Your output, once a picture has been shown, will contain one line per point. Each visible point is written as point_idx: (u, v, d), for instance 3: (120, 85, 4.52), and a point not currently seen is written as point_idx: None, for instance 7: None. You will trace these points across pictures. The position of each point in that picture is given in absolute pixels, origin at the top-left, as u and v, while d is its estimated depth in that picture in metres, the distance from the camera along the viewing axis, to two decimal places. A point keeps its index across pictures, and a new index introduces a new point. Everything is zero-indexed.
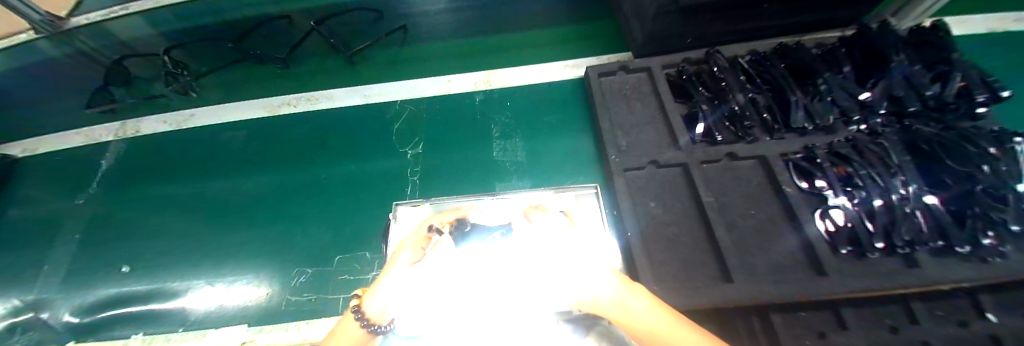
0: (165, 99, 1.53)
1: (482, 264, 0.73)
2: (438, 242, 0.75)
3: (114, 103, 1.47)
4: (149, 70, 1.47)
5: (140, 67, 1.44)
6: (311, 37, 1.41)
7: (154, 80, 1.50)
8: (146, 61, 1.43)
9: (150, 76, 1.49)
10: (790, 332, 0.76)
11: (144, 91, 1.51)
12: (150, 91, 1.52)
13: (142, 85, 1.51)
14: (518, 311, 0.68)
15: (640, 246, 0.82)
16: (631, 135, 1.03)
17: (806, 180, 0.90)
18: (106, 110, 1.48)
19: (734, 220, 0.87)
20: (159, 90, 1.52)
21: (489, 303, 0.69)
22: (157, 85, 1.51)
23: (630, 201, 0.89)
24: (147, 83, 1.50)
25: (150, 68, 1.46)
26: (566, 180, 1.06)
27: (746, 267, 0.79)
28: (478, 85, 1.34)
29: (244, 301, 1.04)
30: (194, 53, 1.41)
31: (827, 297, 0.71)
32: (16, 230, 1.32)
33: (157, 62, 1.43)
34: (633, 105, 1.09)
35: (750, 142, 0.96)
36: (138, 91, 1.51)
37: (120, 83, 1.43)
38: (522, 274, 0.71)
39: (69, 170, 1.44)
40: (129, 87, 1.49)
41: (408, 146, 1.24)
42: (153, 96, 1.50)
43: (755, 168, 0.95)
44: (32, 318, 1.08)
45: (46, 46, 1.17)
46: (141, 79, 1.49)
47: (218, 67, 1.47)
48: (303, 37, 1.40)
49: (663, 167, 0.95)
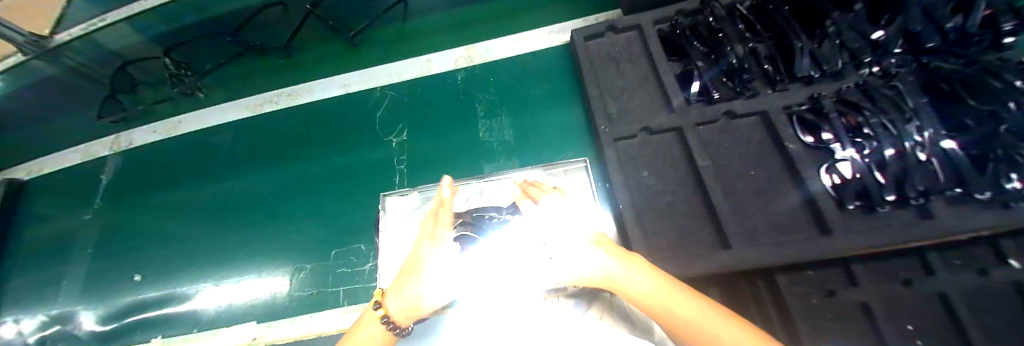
0: (173, 100, 1.43)
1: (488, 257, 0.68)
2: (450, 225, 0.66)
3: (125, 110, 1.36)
4: (154, 77, 1.29)
5: (146, 74, 1.26)
6: (307, 26, 1.14)
7: (162, 85, 1.34)
8: (150, 66, 1.22)
9: (156, 82, 1.31)
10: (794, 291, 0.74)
11: (155, 94, 1.38)
12: (158, 95, 1.39)
13: (148, 90, 1.34)
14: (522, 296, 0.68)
15: (634, 216, 0.78)
16: (621, 101, 0.96)
17: (812, 133, 0.83)
18: (116, 119, 1.39)
19: (732, 183, 0.82)
20: (165, 92, 1.38)
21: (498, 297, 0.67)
22: (165, 88, 1.36)
23: (622, 173, 0.84)
24: (152, 87, 1.33)
25: (156, 74, 1.27)
26: (556, 156, 1.02)
27: (746, 232, 0.75)
28: (459, 62, 1.28)
29: (249, 301, 1.07)
30: (194, 52, 1.19)
31: (830, 256, 0.69)
32: (34, 248, 1.37)
33: (159, 66, 1.23)
34: (623, 68, 1.02)
35: (749, 97, 0.88)
36: (146, 95, 1.36)
37: (127, 90, 1.26)
38: (535, 261, 0.68)
39: (74, 188, 1.47)
40: (138, 94, 1.35)
41: (392, 134, 1.21)
42: (163, 99, 1.41)
43: (755, 126, 0.88)
44: (61, 329, 1.16)
45: (44, 66, 1.04)
46: (146, 85, 1.32)
47: (221, 63, 1.25)
48: (298, 26, 1.13)
49: (655, 134, 0.89)
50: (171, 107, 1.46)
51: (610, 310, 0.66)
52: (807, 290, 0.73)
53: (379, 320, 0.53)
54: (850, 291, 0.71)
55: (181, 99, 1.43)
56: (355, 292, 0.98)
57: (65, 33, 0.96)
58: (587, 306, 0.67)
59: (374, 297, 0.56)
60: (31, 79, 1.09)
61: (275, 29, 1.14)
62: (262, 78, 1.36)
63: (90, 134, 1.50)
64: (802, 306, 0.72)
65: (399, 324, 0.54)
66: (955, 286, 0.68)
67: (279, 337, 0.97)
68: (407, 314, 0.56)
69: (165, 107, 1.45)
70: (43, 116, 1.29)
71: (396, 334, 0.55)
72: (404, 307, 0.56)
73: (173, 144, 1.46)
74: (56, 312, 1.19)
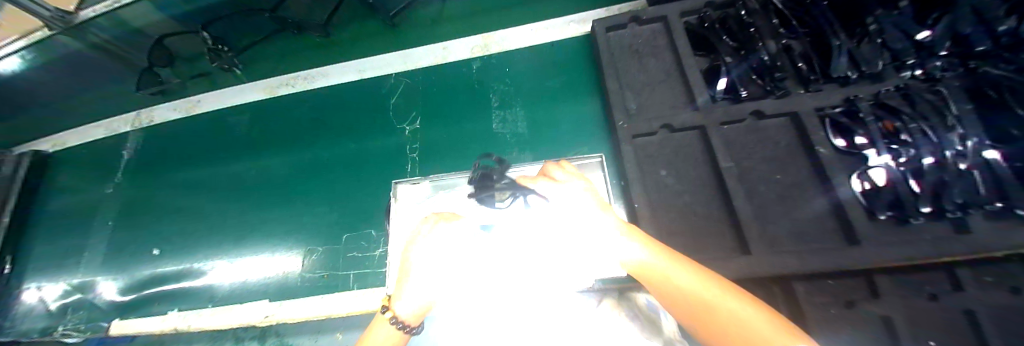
0: (211, 76, 1.41)
1: (479, 259, 0.79)
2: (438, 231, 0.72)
3: (161, 85, 1.37)
4: (190, 51, 1.27)
5: (182, 47, 1.25)
6: (344, 2, 1.07)
7: (199, 58, 1.32)
8: (188, 40, 1.20)
9: (191, 56, 1.30)
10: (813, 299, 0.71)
11: (191, 69, 1.37)
12: (193, 70, 1.37)
13: (184, 65, 1.33)
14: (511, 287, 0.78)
15: (650, 216, 0.76)
16: (643, 96, 0.92)
17: (846, 138, 0.78)
18: (155, 92, 1.40)
19: (756, 187, 0.78)
20: (203, 67, 1.37)
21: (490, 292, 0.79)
22: (202, 64, 1.34)
23: (639, 171, 0.81)
24: (189, 62, 1.32)
25: (193, 49, 1.26)
26: (570, 150, 0.99)
27: (769, 239, 0.72)
28: (474, 50, 1.25)
29: (258, 279, 1.09)
30: (231, 29, 1.15)
31: (856, 268, 0.66)
32: (58, 219, 1.42)
33: (196, 41, 1.21)
34: (645, 62, 0.97)
35: (780, 96, 0.82)
36: (185, 68, 1.35)
37: (164, 64, 1.26)
38: (517, 261, 0.79)
39: (97, 162, 1.51)
40: (174, 69, 1.34)
41: (405, 121, 1.20)
42: (200, 74, 1.39)
43: (783, 127, 0.83)
44: (82, 298, 1.21)
45: (69, 42, 1.07)
46: (181, 60, 1.31)
47: (257, 41, 1.22)
48: (335, 6, 1.06)
49: (677, 132, 0.85)
50: (206, 84, 1.46)
51: (620, 304, 0.78)
52: (828, 301, 0.70)
53: (389, 320, 0.61)
54: (873, 305, 0.68)
55: (217, 74, 1.40)
56: (365, 277, 0.99)
57: (88, 10, 0.98)
58: (600, 300, 0.81)
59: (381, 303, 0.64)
60: (57, 55, 1.11)
61: (311, 4, 1.07)
62: (293, 57, 1.32)
63: (112, 111, 1.53)
64: (822, 315, 0.69)
65: (409, 324, 0.62)
66: (985, 304, 0.65)
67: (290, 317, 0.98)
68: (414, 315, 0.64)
69: (201, 82, 1.44)
70: (69, 89, 1.31)
71: (406, 332, 0.62)
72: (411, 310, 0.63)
73: (191, 123, 1.48)
74: (78, 281, 1.24)
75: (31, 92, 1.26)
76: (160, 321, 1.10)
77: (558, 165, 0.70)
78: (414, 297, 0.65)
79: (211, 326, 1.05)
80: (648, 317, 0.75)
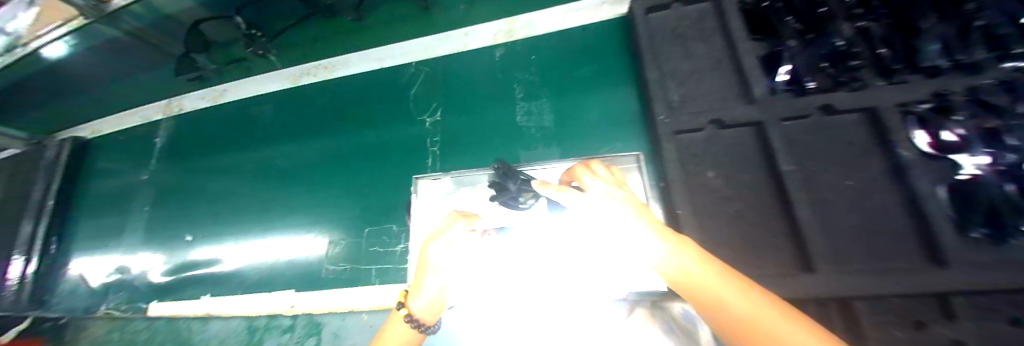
0: (249, 62, 1.38)
1: (499, 257, 0.78)
2: (460, 232, 0.66)
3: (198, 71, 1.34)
4: (224, 35, 1.24)
5: (216, 31, 1.21)
6: None
7: (234, 42, 1.28)
8: (222, 24, 1.17)
9: (226, 41, 1.27)
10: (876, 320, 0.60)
11: (226, 55, 1.35)
12: (229, 56, 1.35)
13: (221, 50, 1.31)
14: (531, 289, 0.76)
15: (694, 225, 0.70)
16: (688, 86, 0.82)
17: (930, 134, 0.66)
18: (193, 76, 1.38)
19: (823, 193, 0.68)
20: (239, 51, 1.33)
21: (512, 294, 0.77)
22: (237, 49, 1.32)
23: (682, 173, 0.74)
24: (225, 47, 1.30)
25: (228, 33, 1.23)
26: (602, 148, 0.91)
27: (836, 255, 0.64)
28: (498, 36, 1.17)
29: (292, 258, 1.10)
30: (260, 13, 1.13)
31: (936, 291, 0.58)
32: (102, 201, 1.52)
33: (231, 26, 1.18)
34: (692, 47, 0.86)
35: (857, 88, 0.71)
36: (221, 54, 1.33)
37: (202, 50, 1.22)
38: (539, 264, 0.77)
39: (135, 148, 1.58)
40: (211, 54, 1.32)
41: (425, 113, 1.15)
42: (238, 59, 1.36)
43: (856, 125, 0.72)
44: (120, 279, 1.30)
45: (105, 29, 1.08)
46: (217, 45, 1.29)
47: (291, 25, 1.17)
48: None
49: (727, 128, 0.76)
50: (242, 70, 1.44)
51: (655, 316, 0.70)
52: (891, 322, 0.59)
53: (403, 319, 0.61)
54: (947, 328, 0.57)
55: (253, 60, 1.38)
56: (387, 272, 0.97)
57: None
58: (632, 310, 0.71)
59: (397, 299, 0.63)
60: (97, 41, 1.13)
61: None
62: (321, 46, 1.29)
63: (146, 99, 1.58)
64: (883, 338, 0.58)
65: (423, 322, 0.61)
66: None
67: (312, 309, 0.98)
68: (429, 313, 0.63)
69: (238, 68, 1.42)
70: (105, 76, 1.35)
71: (421, 331, 0.61)
72: (427, 309, 0.62)
73: (219, 111, 1.50)
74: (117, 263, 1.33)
75: (74, 77, 1.32)
76: (194, 305, 1.15)
77: (586, 165, 0.60)
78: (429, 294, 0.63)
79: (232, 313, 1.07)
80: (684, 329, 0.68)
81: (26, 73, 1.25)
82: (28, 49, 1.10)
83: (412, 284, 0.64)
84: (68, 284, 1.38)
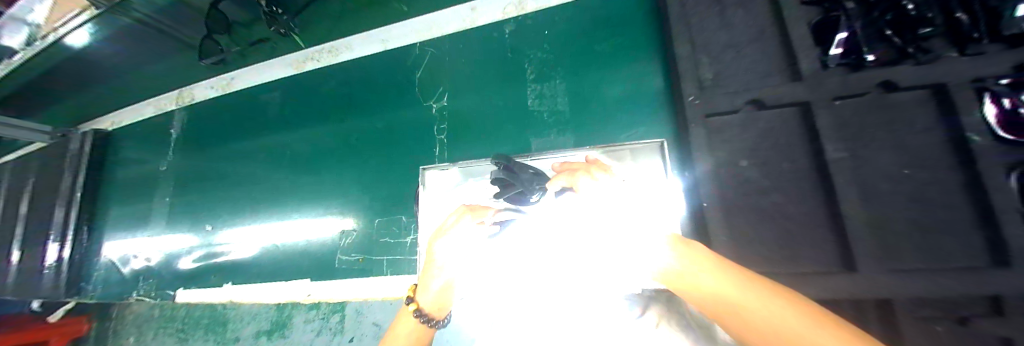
0: (269, 43, 1.31)
1: None
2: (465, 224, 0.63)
3: (222, 53, 1.30)
4: (242, 13, 1.15)
5: (236, 9, 1.13)
6: None
7: (256, 20, 1.20)
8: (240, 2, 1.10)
9: (247, 19, 1.19)
10: (919, 322, 0.52)
11: (247, 36, 1.27)
12: (250, 36, 1.28)
13: (241, 31, 1.25)
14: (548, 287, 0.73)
15: (723, 217, 0.65)
16: (722, 61, 0.73)
17: (996, 102, 0.54)
18: (217, 61, 1.34)
19: (871, 183, 0.59)
20: (262, 31, 1.25)
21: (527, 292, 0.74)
22: (259, 29, 1.24)
23: (712, 160, 0.69)
24: (246, 28, 1.23)
25: (247, 10, 1.14)
26: (621, 133, 0.85)
27: (888, 253, 0.56)
28: (508, 9, 1.07)
29: (310, 236, 1.12)
30: None
31: (1003, 297, 0.49)
32: (128, 191, 1.58)
33: (251, 3, 1.10)
34: (727, 17, 0.76)
35: (925, 61, 0.59)
36: (242, 36, 1.27)
37: (221, 30, 1.17)
38: None
39: (153, 139, 1.61)
40: (232, 35, 1.25)
41: (432, 98, 1.09)
42: (257, 41, 1.29)
43: (919, 104, 0.60)
44: (148, 267, 1.39)
45: (114, 18, 1.07)
46: (238, 25, 1.22)
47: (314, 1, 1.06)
48: None
49: (769, 109, 0.68)
50: (269, 51, 1.36)
51: (671, 316, 0.68)
52: (931, 316, 0.52)
53: (412, 314, 0.58)
54: (994, 322, 0.49)
55: (274, 41, 1.29)
56: (397, 263, 0.96)
57: None
58: (646, 309, 0.70)
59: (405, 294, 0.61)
60: (112, 30, 1.13)
61: None
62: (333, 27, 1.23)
63: (159, 89, 1.59)
64: (926, 339, 0.51)
65: (432, 317, 0.59)
66: None
67: (328, 298, 1.01)
68: (438, 307, 0.61)
69: (262, 50, 1.35)
70: (121, 67, 1.36)
71: (431, 326, 0.59)
72: (437, 301, 0.61)
73: (229, 101, 1.49)
74: (147, 253, 1.41)
75: (94, 69, 1.34)
76: (220, 292, 1.21)
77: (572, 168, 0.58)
78: (438, 287, 0.61)
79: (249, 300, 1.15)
80: (702, 325, 0.64)
81: (48, 65, 1.28)
82: (45, 42, 1.15)
83: (420, 278, 0.62)
84: (102, 272, 1.49)
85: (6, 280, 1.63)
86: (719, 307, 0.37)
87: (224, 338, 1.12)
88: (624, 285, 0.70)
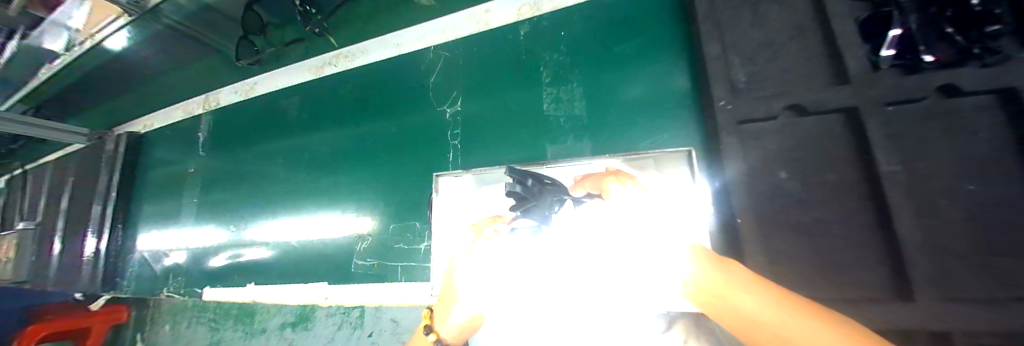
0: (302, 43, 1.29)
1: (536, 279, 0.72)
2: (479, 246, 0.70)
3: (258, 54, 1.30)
4: (277, 14, 1.15)
5: (270, 9, 1.12)
6: None
7: (290, 21, 1.18)
8: (276, 4, 1.09)
9: (282, 19, 1.17)
10: None
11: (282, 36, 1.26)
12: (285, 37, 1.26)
13: (277, 32, 1.24)
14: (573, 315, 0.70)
15: (754, 233, 0.61)
16: (757, 63, 0.68)
17: None
18: (253, 61, 1.34)
19: (928, 201, 0.53)
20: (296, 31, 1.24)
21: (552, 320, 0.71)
22: (293, 29, 1.23)
23: (743, 171, 0.64)
24: (279, 30, 1.23)
25: (281, 10, 1.12)
26: (643, 140, 0.81)
27: (940, 279, 0.50)
28: (523, 9, 1.03)
29: (328, 239, 1.13)
30: None
31: None
32: (159, 191, 1.65)
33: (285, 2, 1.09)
34: (764, 15, 0.70)
35: (992, 63, 0.52)
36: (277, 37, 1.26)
37: (256, 31, 1.17)
38: None
39: (182, 141, 1.68)
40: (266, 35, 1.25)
41: (445, 103, 1.08)
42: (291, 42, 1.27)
43: (976, 110, 0.53)
44: (176, 266, 1.45)
45: (145, 24, 1.11)
46: (273, 25, 1.21)
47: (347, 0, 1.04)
48: None
49: (809, 116, 0.63)
50: (303, 50, 1.33)
51: (699, 335, 0.65)
52: None
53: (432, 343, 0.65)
54: None
55: (309, 41, 1.27)
56: (412, 270, 0.95)
57: None
58: (670, 325, 0.66)
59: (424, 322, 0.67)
60: (143, 36, 1.18)
61: None
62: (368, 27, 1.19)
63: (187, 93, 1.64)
64: None
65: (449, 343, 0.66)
66: None
67: (344, 301, 1.02)
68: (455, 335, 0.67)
69: (296, 49, 1.33)
70: (153, 72, 1.42)
71: None
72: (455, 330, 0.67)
73: (250, 105, 1.52)
74: (175, 251, 1.47)
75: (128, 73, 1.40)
76: (243, 291, 1.24)
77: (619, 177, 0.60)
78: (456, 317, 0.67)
79: (271, 300, 1.17)
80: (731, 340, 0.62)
81: (89, 69, 1.35)
82: (84, 48, 1.21)
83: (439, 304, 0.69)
84: (135, 268, 1.56)
85: (51, 273, 1.74)
86: (763, 332, 0.36)
87: (252, 329, 1.16)
88: (647, 303, 0.66)
